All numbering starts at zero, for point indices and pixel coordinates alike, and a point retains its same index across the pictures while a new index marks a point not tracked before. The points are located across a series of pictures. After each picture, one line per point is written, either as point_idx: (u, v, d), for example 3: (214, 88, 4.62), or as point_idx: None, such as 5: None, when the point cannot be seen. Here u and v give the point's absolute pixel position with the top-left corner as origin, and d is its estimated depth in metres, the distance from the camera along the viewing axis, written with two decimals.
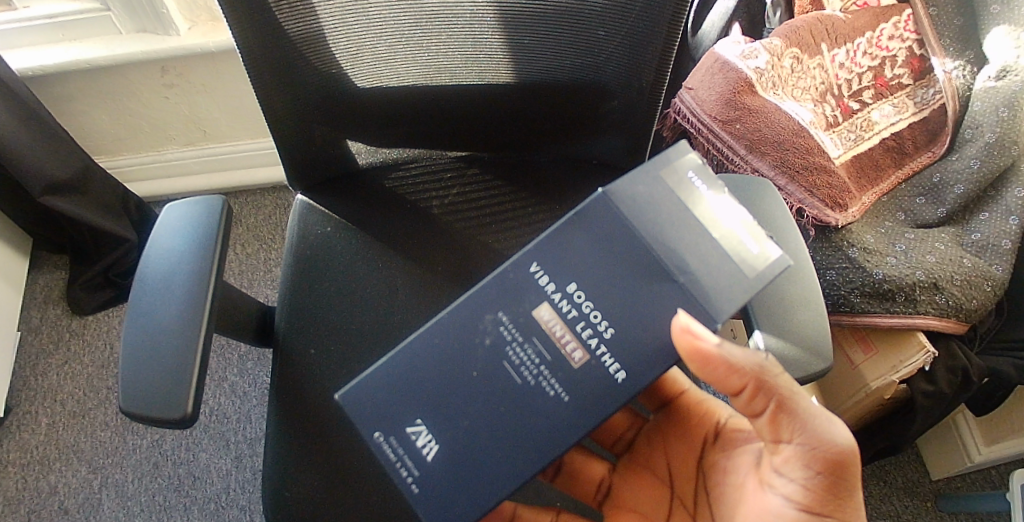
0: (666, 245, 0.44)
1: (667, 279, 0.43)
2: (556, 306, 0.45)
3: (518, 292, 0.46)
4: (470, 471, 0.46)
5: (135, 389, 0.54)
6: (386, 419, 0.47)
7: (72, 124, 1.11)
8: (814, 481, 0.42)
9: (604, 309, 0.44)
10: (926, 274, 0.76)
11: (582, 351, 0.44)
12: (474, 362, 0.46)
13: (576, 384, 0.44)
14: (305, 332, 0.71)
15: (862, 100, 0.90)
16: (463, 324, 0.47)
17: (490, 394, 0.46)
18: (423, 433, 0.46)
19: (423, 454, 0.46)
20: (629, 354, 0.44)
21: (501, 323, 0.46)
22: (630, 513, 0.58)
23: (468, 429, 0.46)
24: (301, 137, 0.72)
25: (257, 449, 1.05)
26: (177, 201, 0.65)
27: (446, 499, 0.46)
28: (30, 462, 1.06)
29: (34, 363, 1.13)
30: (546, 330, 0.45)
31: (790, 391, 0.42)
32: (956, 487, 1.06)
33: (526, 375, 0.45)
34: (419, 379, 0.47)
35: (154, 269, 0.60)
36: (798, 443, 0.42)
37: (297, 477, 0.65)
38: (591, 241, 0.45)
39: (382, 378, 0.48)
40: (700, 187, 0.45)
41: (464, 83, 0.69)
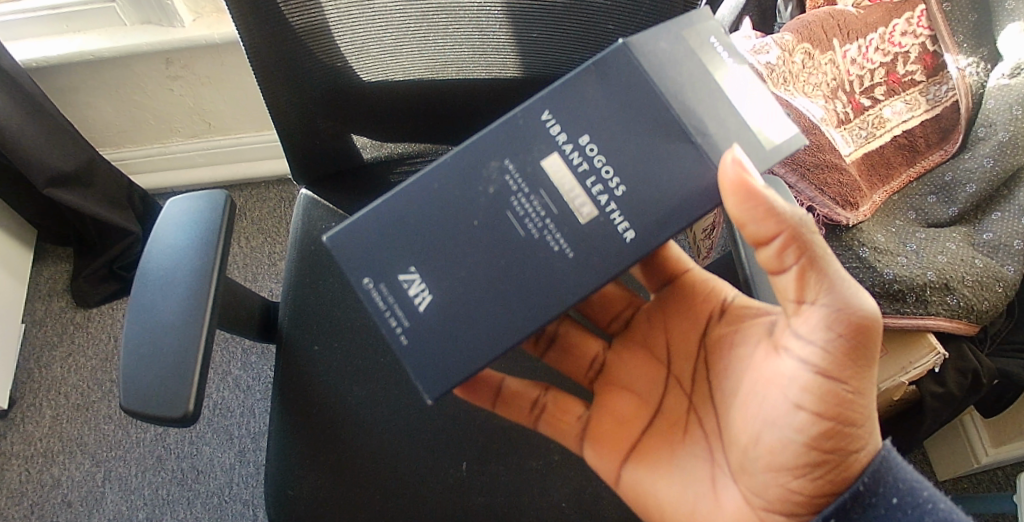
0: (685, 104, 0.43)
1: (682, 140, 0.43)
2: (565, 157, 0.43)
3: (528, 140, 0.44)
4: (462, 315, 0.45)
5: (138, 386, 0.54)
6: (380, 263, 0.46)
7: (76, 115, 1.11)
8: (835, 343, 0.41)
9: (613, 163, 0.43)
10: (937, 274, 0.75)
11: (588, 205, 0.43)
12: (476, 210, 0.44)
13: (582, 237, 0.43)
14: (309, 327, 0.71)
15: (873, 97, 0.89)
16: (469, 170, 0.45)
17: (491, 240, 0.44)
18: (416, 282, 0.45)
19: (414, 302, 0.45)
20: (638, 213, 0.43)
21: (508, 172, 0.44)
22: (625, 392, 0.57)
23: (464, 279, 0.44)
24: (306, 129, 0.71)
25: (260, 444, 1.05)
26: (179, 195, 0.65)
27: (436, 348, 0.45)
28: (34, 454, 1.06)
29: (39, 355, 1.13)
30: (553, 181, 0.43)
31: (824, 251, 0.41)
32: (963, 488, 1.05)
33: (530, 227, 0.44)
34: (416, 221, 0.45)
35: (156, 265, 0.59)
36: (823, 303, 0.41)
37: (300, 473, 0.64)
38: (606, 95, 0.44)
39: (378, 221, 0.46)
40: (722, 54, 0.45)
41: (470, 78, 0.68)
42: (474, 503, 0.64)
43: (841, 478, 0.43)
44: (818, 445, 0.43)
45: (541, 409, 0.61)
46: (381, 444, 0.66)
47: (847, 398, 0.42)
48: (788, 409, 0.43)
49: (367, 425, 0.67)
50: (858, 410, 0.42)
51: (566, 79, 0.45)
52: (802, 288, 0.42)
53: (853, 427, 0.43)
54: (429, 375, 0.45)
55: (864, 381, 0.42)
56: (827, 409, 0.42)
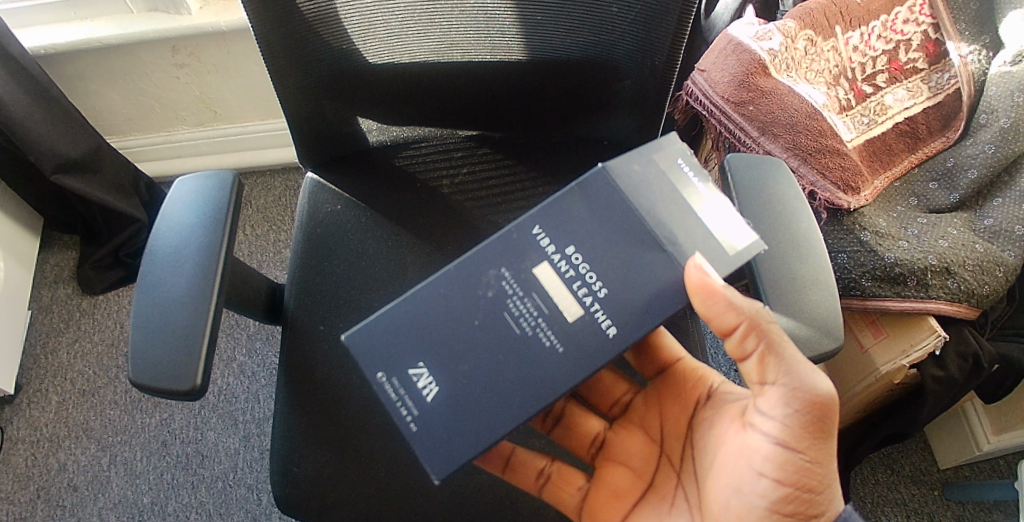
0: (657, 217, 0.46)
1: (656, 248, 0.45)
2: (555, 265, 0.46)
3: (521, 250, 0.47)
4: (466, 412, 0.46)
5: (146, 360, 0.55)
6: (388, 360, 0.47)
7: (83, 103, 1.11)
8: (794, 419, 0.44)
9: (598, 270, 0.46)
10: (937, 258, 0.76)
11: (577, 307, 0.45)
12: (475, 312, 0.46)
13: (572, 338, 0.45)
14: (315, 309, 0.71)
15: (875, 84, 0.89)
16: (468, 276, 0.47)
17: (487, 345, 0.46)
18: (424, 375, 0.46)
19: (421, 396, 0.46)
20: (620, 312, 0.45)
21: (503, 278, 0.46)
22: (621, 468, 0.58)
23: (466, 375, 0.46)
24: (314, 112, 0.71)
25: (265, 428, 1.06)
26: (188, 175, 0.65)
27: (444, 438, 0.45)
28: (40, 439, 1.06)
29: (45, 341, 1.13)
30: (544, 288, 0.46)
31: (782, 338, 0.45)
32: (964, 476, 1.05)
33: (524, 326, 0.46)
34: (421, 323, 0.47)
35: (164, 243, 0.60)
36: (782, 383, 0.44)
37: (306, 450, 0.65)
38: (590, 210, 0.47)
39: (386, 321, 0.48)
40: (689, 173, 0.48)
41: (475, 61, 0.68)
42: (478, 483, 0.65)
43: None
44: (780, 508, 0.45)
45: (546, 479, 0.60)
46: (386, 422, 0.67)
47: (805, 466, 0.44)
48: (753, 478, 0.46)
49: (374, 404, 0.67)
50: (818, 477, 0.44)
51: (553, 198, 0.48)
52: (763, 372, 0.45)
53: (814, 493, 0.45)
54: (435, 463, 0.45)
55: (825, 455, 0.44)
56: (787, 477, 0.44)
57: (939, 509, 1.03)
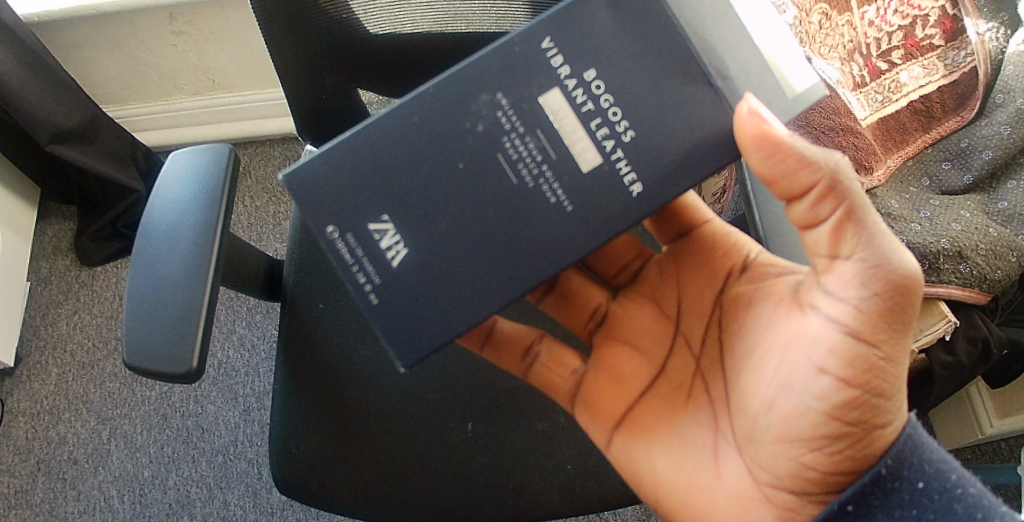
0: (706, 45, 0.42)
1: (704, 84, 0.42)
2: (569, 96, 0.43)
3: (527, 72, 0.43)
4: (440, 270, 0.45)
5: (141, 343, 0.54)
6: (347, 213, 0.45)
7: (79, 71, 1.09)
8: (870, 303, 0.41)
9: (623, 106, 0.43)
10: (950, 242, 0.74)
11: (594, 153, 0.43)
12: (462, 151, 0.44)
13: (579, 191, 0.44)
14: (313, 285, 0.70)
15: (890, 61, 0.85)
16: (455, 106, 0.44)
17: (467, 185, 0.44)
18: (389, 234, 0.45)
19: (389, 254, 0.45)
20: (642, 161, 0.43)
21: (502, 108, 0.44)
22: (629, 346, 0.57)
23: (444, 229, 0.45)
24: (310, 82, 0.69)
25: (266, 403, 1.06)
26: (183, 149, 0.64)
27: (412, 304, 0.45)
28: (40, 411, 1.06)
29: (45, 313, 1.13)
30: (552, 120, 0.43)
31: (862, 204, 0.42)
32: (966, 459, 1.05)
33: (524, 173, 0.44)
34: (394, 165, 0.45)
35: (159, 219, 0.59)
36: (858, 258, 0.42)
37: (306, 428, 0.65)
38: (615, 23, 0.43)
39: (358, 162, 0.45)
40: None
41: (480, 31, 0.65)
42: (479, 464, 0.64)
43: (863, 455, 0.44)
44: (840, 415, 0.43)
45: (534, 358, 0.62)
46: (388, 398, 0.66)
47: (875, 364, 0.43)
48: (811, 372, 0.44)
49: (374, 381, 0.67)
50: (888, 371, 0.43)
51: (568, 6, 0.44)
52: (837, 243, 0.42)
53: (880, 398, 0.43)
54: (397, 330, 0.45)
55: (896, 347, 0.43)
56: (854, 375, 0.42)
57: None
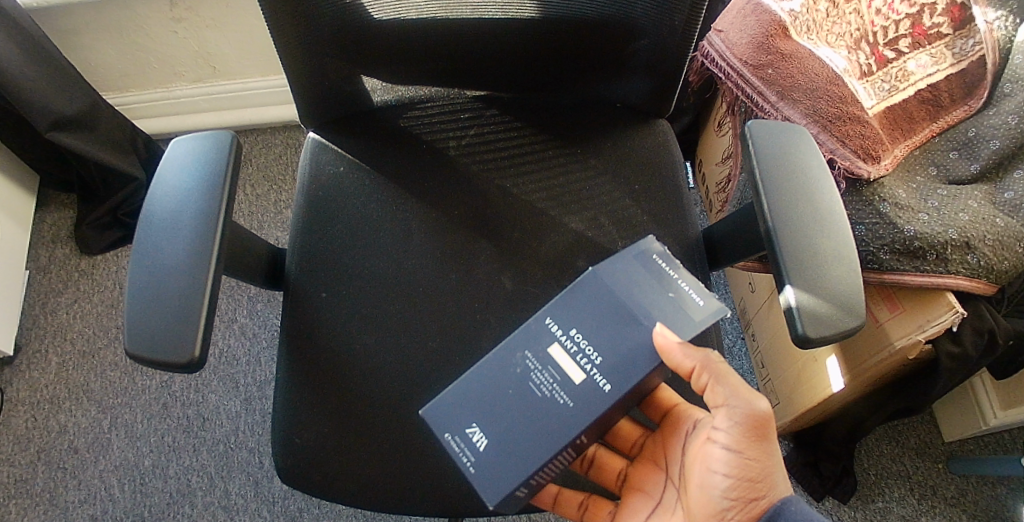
0: (634, 299, 0.50)
1: (634, 324, 0.49)
2: (563, 344, 0.49)
3: (534, 335, 0.51)
4: (511, 457, 0.47)
5: (143, 332, 0.53)
6: (450, 422, 0.50)
7: (78, 58, 1.08)
8: (737, 429, 0.48)
9: (596, 343, 0.49)
10: (958, 232, 0.74)
11: (581, 372, 0.48)
12: (506, 383, 0.50)
13: (580, 396, 0.48)
14: (315, 274, 0.69)
15: (897, 49, 0.85)
16: (497, 359, 0.51)
17: (518, 405, 0.49)
18: (477, 431, 0.49)
19: (476, 450, 0.48)
20: (620, 374, 0.48)
21: (526, 357, 0.50)
22: (638, 494, 0.59)
23: (504, 432, 0.48)
24: (311, 68, 0.68)
25: (267, 392, 1.06)
26: (184, 136, 0.63)
27: (498, 468, 0.47)
28: (40, 400, 1.06)
29: (44, 301, 1.12)
30: (557, 359, 0.49)
31: (727, 371, 0.50)
32: (968, 450, 1.04)
33: (544, 391, 0.49)
34: (473, 394, 0.50)
35: (162, 207, 0.58)
36: (726, 405, 0.49)
37: (309, 417, 0.65)
38: (584, 300, 0.50)
39: (445, 402, 0.50)
40: (665, 268, 0.52)
41: (486, 18, 0.64)
42: None
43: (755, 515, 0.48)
44: (731, 494, 0.49)
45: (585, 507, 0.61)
46: (391, 389, 0.66)
47: (747, 462, 0.49)
48: (713, 477, 0.50)
49: (377, 371, 0.66)
50: (759, 469, 0.49)
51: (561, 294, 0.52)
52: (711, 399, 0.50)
53: (756, 482, 0.48)
54: (495, 496, 0.46)
55: (770, 455, 0.49)
56: (737, 469, 0.48)
57: (942, 482, 1.03)
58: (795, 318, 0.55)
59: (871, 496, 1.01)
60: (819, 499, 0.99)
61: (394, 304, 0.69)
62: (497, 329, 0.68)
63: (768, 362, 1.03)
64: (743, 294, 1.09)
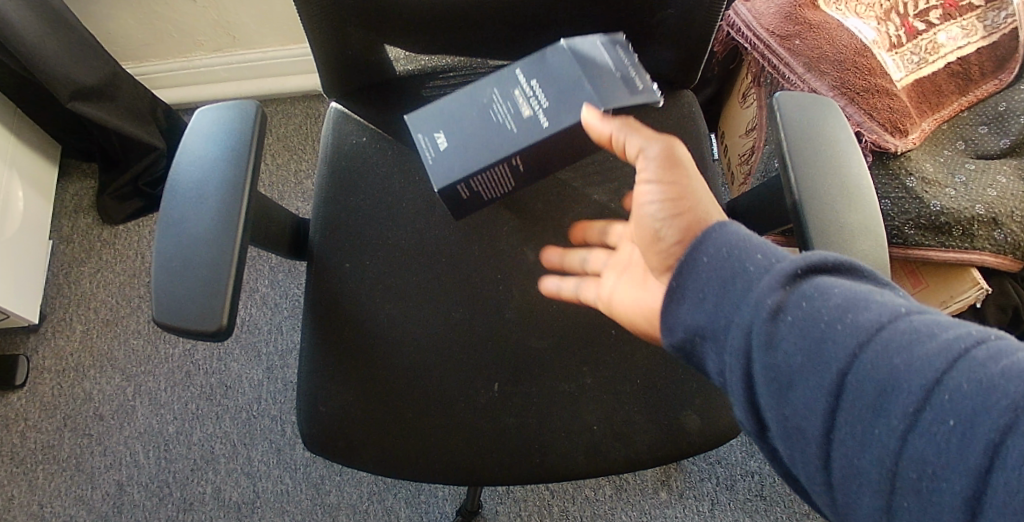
0: (586, 67, 0.60)
1: (581, 90, 0.59)
2: (524, 90, 0.61)
3: (506, 77, 0.63)
4: (473, 142, 0.61)
5: (170, 300, 0.54)
6: (429, 126, 0.63)
7: (98, 27, 1.08)
8: (656, 151, 0.52)
9: (548, 94, 0.60)
10: (985, 208, 0.73)
11: (530, 110, 0.60)
12: (479, 108, 0.62)
13: (526, 123, 0.60)
14: (340, 242, 0.70)
15: (928, 21, 0.83)
16: (473, 94, 0.63)
17: (479, 126, 0.61)
18: (440, 138, 0.62)
19: (438, 148, 0.62)
20: (562, 111, 0.59)
21: (495, 94, 0.62)
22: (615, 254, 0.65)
23: (463, 129, 0.62)
24: (335, 37, 0.68)
25: (289, 361, 1.07)
26: (207, 105, 0.63)
27: (458, 155, 0.61)
28: (65, 367, 1.08)
29: (67, 271, 1.14)
30: (517, 100, 0.61)
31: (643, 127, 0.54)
32: None
33: (501, 115, 0.61)
34: (452, 109, 0.63)
35: (186, 177, 0.58)
36: (648, 151, 0.53)
37: (334, 383, 0.66)
38: (552, 60, 0.62)
39: (432, 110, 0.64)
40: (615, 52, 0.61)
41: None
42: (506, 422, 0.64)
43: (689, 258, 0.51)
44: (668, 224, 0.51)
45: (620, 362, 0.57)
46: (414, 356, 0.66)
47: (671, 184, 0.51)
48: (648, 219, 0.53)
49: (401, 339, 0.67)
50: (682, 188, 0.51)
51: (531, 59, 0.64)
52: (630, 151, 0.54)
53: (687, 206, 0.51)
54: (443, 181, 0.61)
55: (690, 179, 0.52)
56: (669, 186, 0.51)
57: None
58: None
59: None
60: None
61: (419, 272, 0.69)
62: (521, 298, 0.69)
63: None
64: None
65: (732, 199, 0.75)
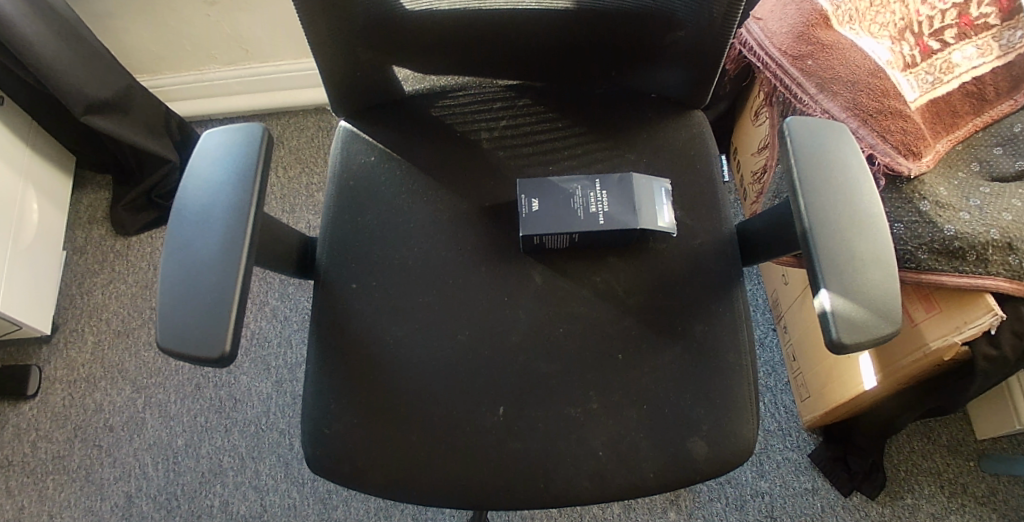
0: (657, 185, 0.70)
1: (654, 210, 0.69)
2: (609, 192, 0.69)
3: (604, 176, 0.71)
4: (555, 211, 0.69)
5: (176, 326, 0.54)
6: (534, 188, 0.70)
7: (113, 41, 1.09)
8: None
9: (624, 204, 0.69)
10: (1000, 232, 0.72)
11: (616, 211, 0.68)
12: (573, 197, 0.70)
13: (610, 220, 0.68)
14: (347, 263, 0.70)
15: (942, 40, 0.81)
16: (564, 181, 0.71)
17: (567, 205, 0.69)
18: (530, 201, 0.70)
19: (531, 209, 0.69)
20: (628, 217, 0.68)
21: (589, 187, 0.70)
22: None
23: (556, 201, 0.69)
24: (346, 58, 0.68)
25: (297, 374, 1.08)
26: (217, 127, 0.63)
27: (549, 222, 0.68)
28: (77, 378, 1.09)
29: (80, 282, 1.15)
30: (614, 198, 0.69)
31: None
32: (1002, 448, 1.03)
33: (589, 205, 0.69)
34: (552, 182, 0.71)
35: (194, 201, 0.59)
36: None
37: (342, 404, 0.66)
38: (641, 179, 0.70)
39: (536, 180, 0.71)
40: (661, 192, 0.70)
41: (518, 8, 0.63)
42: (512, 448, 0.64)
43: None
44: None
45: None
46: (419, 380, 0.66)
47: None
48: None
49: (408, 361, 0.67)
50: None
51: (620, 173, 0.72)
52: None
53: None
54: (533, 231, 0.68)
55: None
56: None
57: (973, 481, 1.01)
58: (829, 323, 0.54)
59: (901, 493, 1.00)
60: (846, 493, 0.99)
61: (427, 294, 0.69)
62: (529, 321, 0.68)
63: (799, 356, 1.02)
64: (775, 285, 1.08)
65: (743, 222, 0.74)
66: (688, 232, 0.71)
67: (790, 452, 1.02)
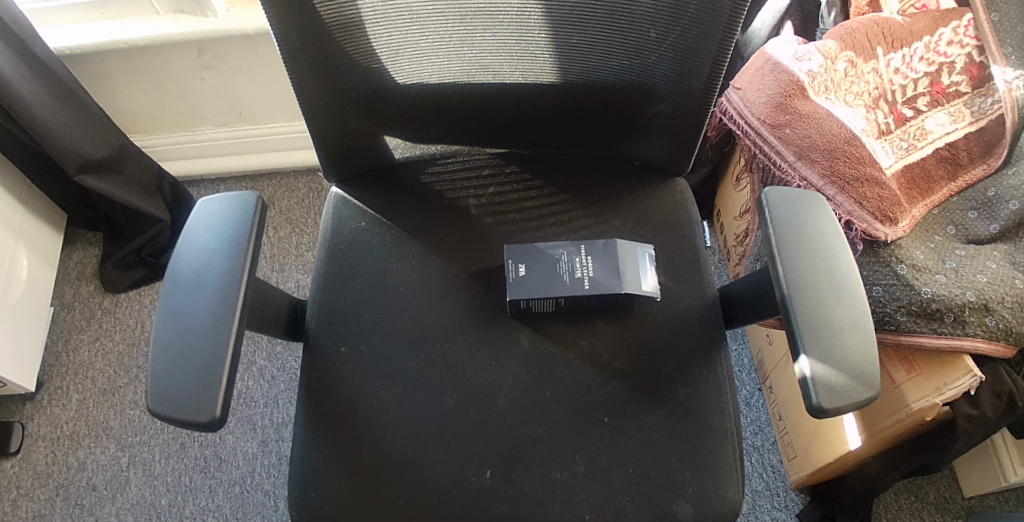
0: (640, 251, 0.72)
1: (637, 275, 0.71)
2: (594, 258, 0.71)
3: (589, 242, 0.72)
4: (541, 277, 0.70)
5: (167, 389, 0.54)
6: (522, 255, 0.72)
7: (108, 102, 1.12)
8: None
9: (608, 269, 0.70)
10: (976, 294, 0.74)
11: (601, 275, 0.70)
12: (559, 263, 0.71)
13: (596, 284, 0.69)
14: (334, 331, 0.71)
15: (915, 107, 0.87)
16: (550, 247, 0.72)
17: (553, 271, 0.70)
18: (518, 266, 0.71)
19: (518, 274, 0.70)
20: (612, 281, 0.69)
21: (575, 253, 0.71)
22: None
23: (542, 267, 0.71)
24: (338, 130, 0.70)
25: (283, 435, 1.07)
26: (212, 196, 0.65)
27: (535, 289, 0.69)
28: (60, 437, 1.08)
29: (67, 338, 1.15)
30: (598, 263, 0.71)
31: None
32: (989, 505, 1.03)
33: (575, 269, 0.70)
34: (537, 248, 0.73)
35: (187, 266, 0.60)
36: None
37: (326, 475, 0.65)
38: (623, 244, 0.72)
39: (523, 248, 0.73)
40: (645, 258, 0.72)
41: (506, 81, 0.66)
42: (498, 516, 0.64)
43: None
44: None
45: None
46: (405, 450, 0.66)
47: None
48: None
49: (393, 430, 0.67)
50: None
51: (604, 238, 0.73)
52: None
53: None
54: (519, 296, 0.69)
55: None
56: None
57: None
58: (809, 388, 0.54)
59: None
60: None
61: (414, 360, 0.69)
62: (515, 388, 0.69)
63: (785, 416, 1.03)
64: (760, 344, 1.09)
65: (725, 288, 0.76)
66: (671, 297, 0.72)
67: (777, 512, 1.03)
